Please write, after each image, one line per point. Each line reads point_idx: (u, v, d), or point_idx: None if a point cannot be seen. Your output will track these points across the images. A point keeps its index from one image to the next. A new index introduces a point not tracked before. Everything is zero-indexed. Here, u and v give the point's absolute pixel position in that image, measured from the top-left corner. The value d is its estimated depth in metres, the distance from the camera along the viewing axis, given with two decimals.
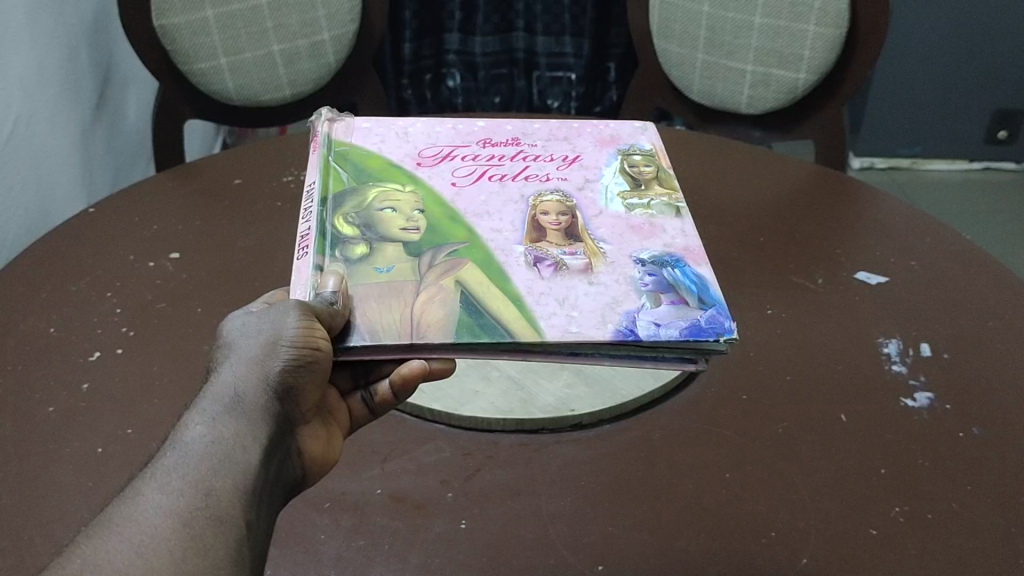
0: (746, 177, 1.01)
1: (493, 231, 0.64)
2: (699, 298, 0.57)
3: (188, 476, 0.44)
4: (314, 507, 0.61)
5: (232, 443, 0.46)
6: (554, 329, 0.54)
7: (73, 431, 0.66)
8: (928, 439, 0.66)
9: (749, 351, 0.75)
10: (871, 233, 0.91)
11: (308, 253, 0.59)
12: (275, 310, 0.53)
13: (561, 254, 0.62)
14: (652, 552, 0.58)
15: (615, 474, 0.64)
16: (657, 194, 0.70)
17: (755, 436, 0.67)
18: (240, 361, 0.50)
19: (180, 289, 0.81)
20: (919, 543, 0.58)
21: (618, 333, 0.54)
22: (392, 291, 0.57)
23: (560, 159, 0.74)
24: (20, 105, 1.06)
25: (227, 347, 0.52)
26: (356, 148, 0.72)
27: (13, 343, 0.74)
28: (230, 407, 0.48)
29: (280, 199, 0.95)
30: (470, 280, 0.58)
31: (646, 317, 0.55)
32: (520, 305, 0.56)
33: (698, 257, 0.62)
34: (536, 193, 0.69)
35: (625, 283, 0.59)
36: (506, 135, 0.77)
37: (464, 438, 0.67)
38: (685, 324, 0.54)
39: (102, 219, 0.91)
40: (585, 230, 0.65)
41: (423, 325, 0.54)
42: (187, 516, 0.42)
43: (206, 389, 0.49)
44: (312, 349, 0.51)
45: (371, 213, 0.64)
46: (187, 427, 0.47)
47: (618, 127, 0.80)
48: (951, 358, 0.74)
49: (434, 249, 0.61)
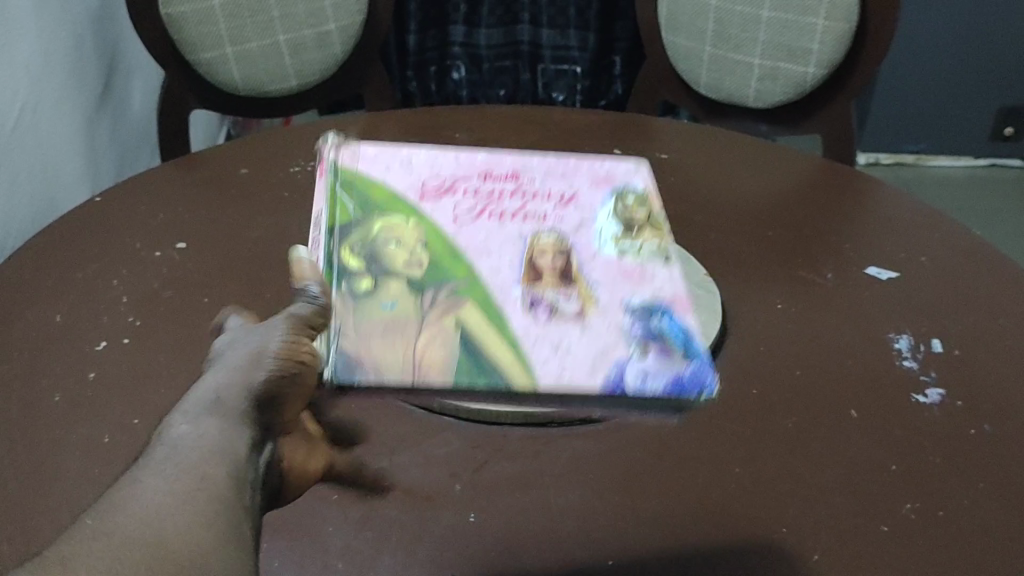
0: (756, 172, 1.01)
1: (492, 270, 0.67)
2: (683, 349, 0.62)
3: (180, 463, 0.44)
4: (319, 497, 0.60)
5: (223, 437, 0.46)
6: (548, 377, 0.60)
7: (79, 421, 0.66)
8: (939, 435, 0.66)
9: (759, 344, 0.74)
10: (882, 229, 0.90)
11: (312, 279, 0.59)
12: (264, 328, 0.53)
13: (556, 296, 0.66)
14: (662, 547, 0.57)
15: (624, 467, 0.63)
16: (649, 239, 0.73)
17: (764, 430, 0.66)
18: (230, 365, 0.50)
19: (186, 278, 0.81)
20: (929, 540, 0.58)
21: (607, 385, 0.59)
22: (396, 328, 0.62)
23: (558, 198, 0.74)
24: (26, 93, 1.05)
25: (217, 358, 0.52)
26: (358, 178, 0.73)
27: (19, 329, 0.74)
28: (220, 403, 0.48)
29: (286, 190, 0.94)
30: (468, 321, 0.63)
31: (634, 368, 0.60)
32: (516, 350, 0.62)
33: (684, 301, 0.67)
34: (534, 231, 0.71)
35: (617, 331, 0.63)
36: (506, 167, 0.77)
37: (472, 430, 0.66)
38: (669, 377, 0.60)
39: (108, 208, 0.90)
40: (580, 274, 0.68)
41: (426, 366, 0.61)
42: (182, 497, 0.42)
43: (194, 391, 0.49)
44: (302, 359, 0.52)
45: (377, 248, 0.67)
46: (176, 423, 0.46)
47: (614, 167, 0.79)
48: (961, 353, 0.73)
49: (435, 288, 0.66)
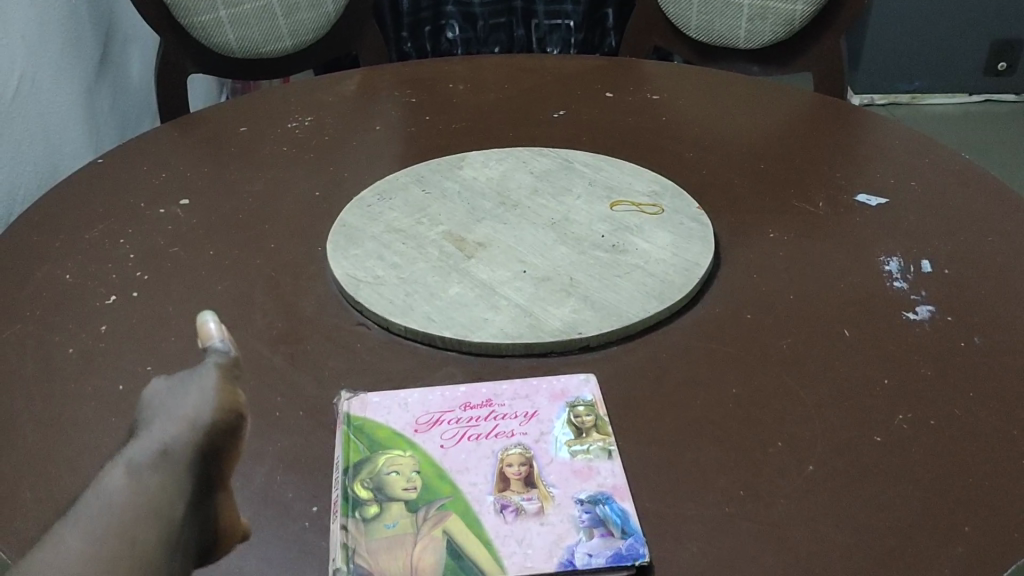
0: (749, 110, 1.02)
1: None
2: None
3: (103, 523, 0.44)
4: (329, 432, 0.62)
5: (155, 499, 0.46)
6: None
7: (94, 371, 0.68)
8: (930, 349, 0.67)
9: (752, 272, 0.76)
10: (873, 158, 0.91)
11: (220, 337, 0.54)
12: (201, 369, 0.52)
13: None
14: (663, 465, 0.59)
15: (623, 392, 0.65)
16: None
17: (759, 352, 0.68)
18: (169, 417, 0.49)
19: (190, 234, 0.82)
20: (922, 445, 0.60)
21: None
22: None
23: None
24: (24, 61, 1.06)
25: (152, 406, 0.51)
26: None
27: (30, 289, 0.76)
28: (157, 461, 0.48)
29: (285, 145, 0.96)
30: None
31: None
32: None
33: (626, 489, 0.57)
34: None
35: None
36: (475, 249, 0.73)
37: (476, 363, 0.68)
38: None
39: (111, 169, 0.92)
40: None
41: None
42: (108, 563, 0.43)
43: (133, 445, 0.49)
44: (235, 409, 0.51)
45: None
46: (109, 477, 0.47)
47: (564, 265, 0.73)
48: (951, 272, 0.75)
49: None
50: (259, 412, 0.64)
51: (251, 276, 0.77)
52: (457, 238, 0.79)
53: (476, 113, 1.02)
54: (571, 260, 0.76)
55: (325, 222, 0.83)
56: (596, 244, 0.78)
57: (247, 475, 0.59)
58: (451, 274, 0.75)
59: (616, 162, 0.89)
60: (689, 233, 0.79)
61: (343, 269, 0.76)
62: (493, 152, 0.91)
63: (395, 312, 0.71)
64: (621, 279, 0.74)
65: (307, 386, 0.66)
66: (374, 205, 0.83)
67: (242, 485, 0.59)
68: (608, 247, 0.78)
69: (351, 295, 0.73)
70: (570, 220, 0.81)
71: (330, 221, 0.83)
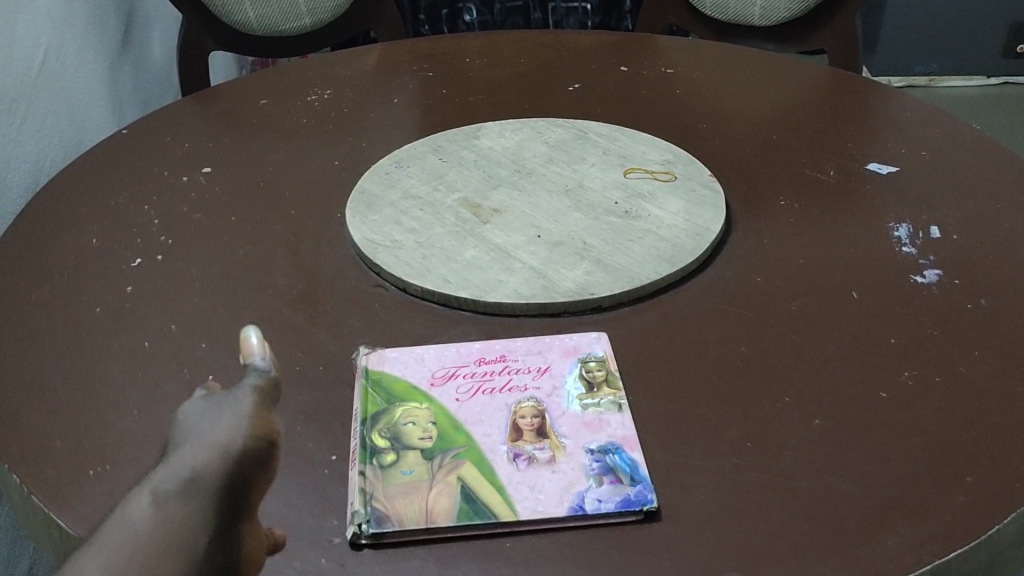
0: (762, 84, 1.03)
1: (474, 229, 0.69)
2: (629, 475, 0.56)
3: (122, 557, 0.35)
4: (347, 386, 0.64)
5: (177, 536, 0.37)
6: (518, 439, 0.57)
7: (121, 328, 0.70)
8: (937, 310, 0.69)
9: (763, 238, 0.77)
10: (885, 130, 0.92)
11: (261, 353, 0.45)
12: (236, 393, 0.42)
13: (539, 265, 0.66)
14: (671, 417, 0.61)
15: (634, 350, 0.67)
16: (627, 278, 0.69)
17: (769, 313, 0.69)
18: (192, 444, 0.40)
19: (213, 201, 0.84)
20: (927, 399, 0.61)
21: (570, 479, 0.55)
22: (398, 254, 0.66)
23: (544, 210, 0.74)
24: (49, 36, 1.09)
25: (184, 427, 0.41)
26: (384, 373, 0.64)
27: (59, 252, 0.78)
28: (182, 491, 0.38)
29: (305, 118, 0.98)
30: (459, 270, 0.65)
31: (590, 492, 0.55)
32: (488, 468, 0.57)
33: (636, 439, 0.59)
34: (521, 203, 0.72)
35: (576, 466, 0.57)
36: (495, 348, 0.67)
37: (490, 323, 0.70)
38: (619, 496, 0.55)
39: (135, 141, 0.94)
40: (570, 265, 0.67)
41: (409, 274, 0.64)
42: None
43: (157, 472, 0.39)
44: (268, 438, 0.41)
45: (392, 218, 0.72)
46: (130, 504, 0.37)
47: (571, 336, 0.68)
48: (959, 237, 0.76)
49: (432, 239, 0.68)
50: (279, 368, 0.66)
51: (272, 241, 0.79)
52: (473, 205, 0.81)
53: (491, 89, 1.04)
54: (584, 225, 0.78)
55: (344, 190, 0.85)
56: (609, 210, 0.80)
57: None
58: (467, 238, 0.77)
59: (631, 132, 0.91)
60: (701, 200, 0.80)
61: (362, 233, 0.78)
62: (509, 122, 0.93)
63: (412, 274, 0.73)
64: (633, 244, 0.76)
65: (326, 344, 0.68)
66: (392, 173, 0.85)
67: None
68: (620, 213, 0.79)
69: (369, 258, 0.75)
70: (584, 187, 0.83)
71: (349, 189, 0.85)
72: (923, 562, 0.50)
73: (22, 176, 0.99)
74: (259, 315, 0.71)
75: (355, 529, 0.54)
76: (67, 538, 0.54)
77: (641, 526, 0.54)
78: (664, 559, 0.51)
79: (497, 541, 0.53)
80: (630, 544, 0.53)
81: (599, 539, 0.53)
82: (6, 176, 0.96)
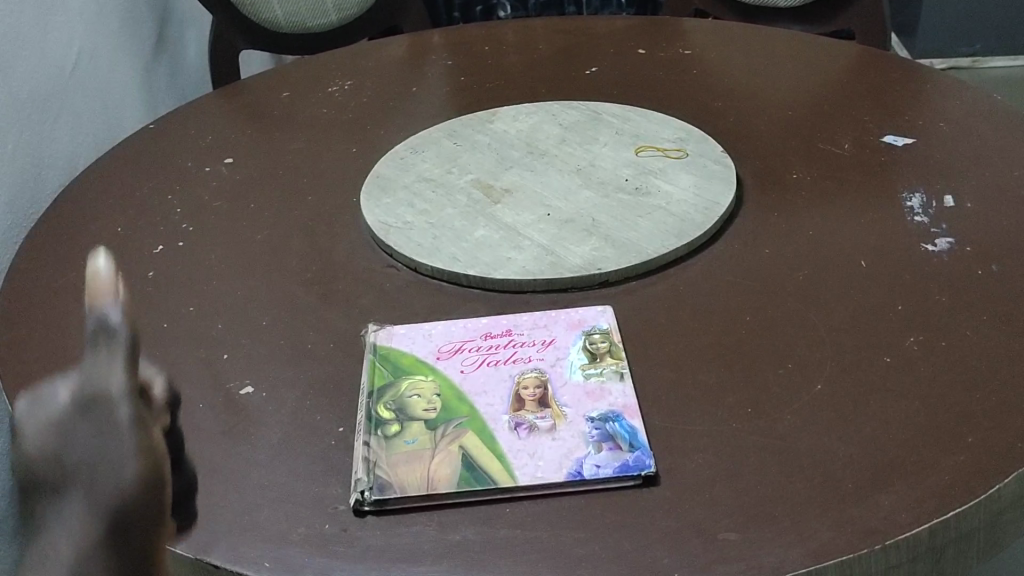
0: (781, 62, 1.03)
1: (464, 370, 0.63)
2: (629, 441, 0.57)
3: None
4: (356, 361, 0.66)
5: None
6: (525, 472, 0.55)
7: (142, 310, 0.72)
8: (946, 276, 0.68)
9: (774, 212, 0.77)
10: (904, 103, 0.92)
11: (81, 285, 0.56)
12: None
13: (537, 413, 0.59)
14: (674, 385, 0.61)
15: (639, 322, 0.67)
16: (607, 365, 0.63)
17: (775, 284, 0.69)
18: None
19: (234, 190, 0.87)
20: (930, 363, 0.61)
21: (569, 473, 0.54)
22: (426, 440, 0.58)
23: (537, 343, 0.65)
24: (82, 38, 1.12)
25: None
26: (392, 354, 0.65)
27: (86, 239, 0.81)
28: None
29: (326, 109, 1.01)
30: (471, 437, 0.58)
31: (589, 459, 0.55)
32: (492, 445, 0.57)
33: (635, 408, 0.59)
34: (529, 364, 0.64)
35: (577, 434, 0.57)
36: (502, 324, 0.68)
37: (498, 298, 0.71)
38: (617, 462, 0.55)
39: (163, 137, 0.97)
40: (555, 399, 0.61)
41: (443, 461, 0.56)
42: None
43: None
44: None
45: (412, 389, 0.62)
46: None
47: (578, 312, 0.68)
48: (973, 205, 0.75)
49: (444, 419, 0.60)
50: (292, 345, 0.68)
51: (290, 226, 0.81)
52: (485, 186, 0.83)
53: (510, 75, 1.06)
54: (594, 203, 0.79)
55: (362, 178, 0.88)
56: (620, 187, 0.81)
57: (280, 399, 0.63)
58: (478, 219, 0.79)
59: (646, 112, 0.93)
60: (712, 175, 0.82)
61: (375, 217, 0.80)
62: (524, 107, 0.97)
63: (423, 253, 0.75)
64: (642, 219, 0.77)
65: (337, 321, 0.70)
66: (407, 158, 0.88)
67: (275, 408, 0.62)
68: (631, 190, 0.81)
69: (381, 240, 0.77)
70: (596, 166, 0.85)
71: (365, 176, 0.88)
72: (919, 521, 0.50)
73: (57, 172, 1.02)
74: (274, 295, 0.73)
75: (359, 496, 0.54)
76: None
77: (638, 490, 0.54)
78: (659, 520, 0.51)
79: (496, 506, 0.54)
80: (627, 506, 0.53)
81: (597, 501, 0.53)
82: (41, 172, 0.99)
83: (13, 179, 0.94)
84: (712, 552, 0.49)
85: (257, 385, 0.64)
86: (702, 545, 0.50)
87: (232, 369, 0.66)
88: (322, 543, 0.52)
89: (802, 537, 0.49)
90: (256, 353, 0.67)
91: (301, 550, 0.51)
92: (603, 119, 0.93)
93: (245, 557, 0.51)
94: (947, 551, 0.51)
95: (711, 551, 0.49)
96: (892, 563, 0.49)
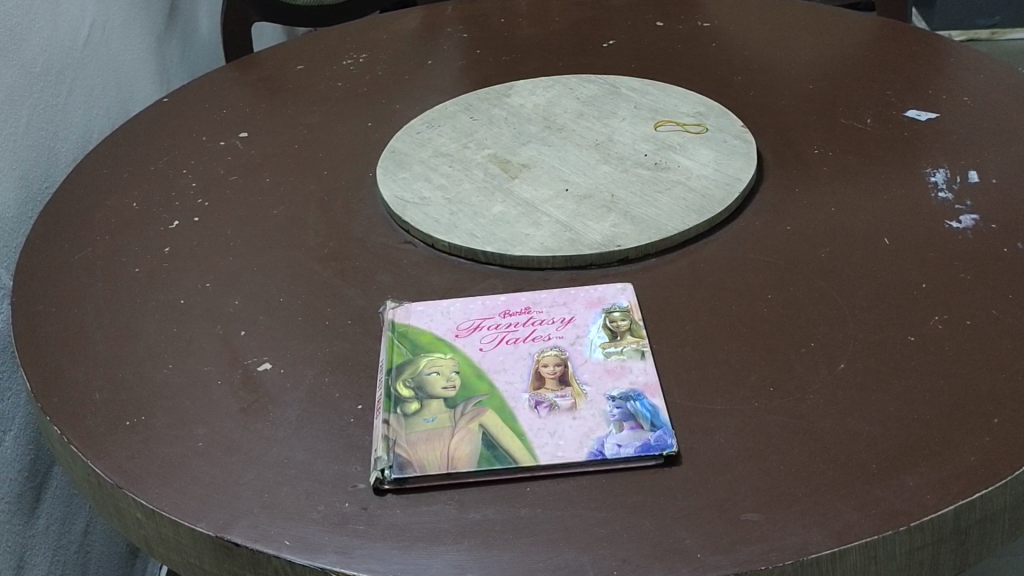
0: (802, 35, 1.01)
1: (483, 348, 0.63)
2: (649, 421, 0.56)
3: None
4: (373, 338, 0.65)
5: None
6: (546, 451, 0.54)
7: (159, 286, 0.72)
8: (971, 253, 0.67)
9: (795, 188, 0.77)
10: (926, 77, 0.90)
11: None
12: None
13: (557, 393, 0.59)
14: (694, 365, 0.60)
15: (660, 300, 0.66)
16: (627, 344, 0.62)
17: (796, 261, 0.69)
18: None
19: (249, 164, 0.87)
20: (956, 342, 0.60)
21: (589, 453, 0.54)
22: (446, 419, 0.57)
23: (556, 322, 0.65)
24: (94, 11, 1.11)
25: None
26: (409, 332, 0.65)
27: (100, 215, 0.80)
28: None
29: (341, 82, 1.01)
30: (492, 416, 0.57)
31: (610, 439, 0.55)
32: (512, 424, 0.56)
33: (656, 386, 0.59)
34: (548, 343, 0.63)
35: (597, 413, 0.57)
36: (521, 302, 0.67)
37: (517, 275, 0.70)
38: (638, 441, 0.54)
39: (176, 110, 0.96)
40: (575, 378, 0.60)
41: (464, 440, 0.56)
42: None
43: None
44: None
45: (429, 369, 0.61)
46: None
47: (597, 290, 0.68)
48: (998, 181, 0.74)
49: (463, 398, 0.59)
50: (309, 322, 0.67)
51: (305, 202, 0.81)
52: (502, 161, 0.82)
53: (526, 48, 1.04)
54: (613, 178, 0.79)
55: (378, 153, 0.87)
56: (639, 162, 0.80)
57: (299, 376, 0.62)
58: (495, 194, 0.78)
59: (664, 86, 0.92)
60: (732, 150, 0.81)
61: (392, 192, 0.79)
62: (540, 81, 0.96)
63: (440, 229, 0.74)
64: (661, 195, 0.76)
65: (355, 298, 0.69)
66: (423, 133, 0.88)
67: (294, 385, 0.62)
68: (650, 165, 0.80)
69: (397, 216, 0.77)
70: (613, 140, 0.84)
71: (381, 150, 0.87)
72: (944, 502, 0.49)
73: (70, 147, 1.02)
74: (290, 271, 0.73)
75: (378, 474, 0.54)
76: (102, 484, 0.56)
77: (660, 470, 0.53)
78: (681, 500, 0.51)
79: (517, 484, 0.53)
80: (649, 487, 0.52)
81: (618, 481, 0.53)
82: (54, 147, 0.98)
83: (28, 154, 0.93)
84: (734, 533, 0.49)
85: (275, 362, 0.64)
86: (723, 526, 0.49)
87: (249, 346, 0.65)
88: (341, 522, 0.51)
89: (824, 518, 0.49)
90: (274, 330, 0.67)
91: (319, 529, 0.51)
92: (622, 93, 0.92)
93: (264, 536, 0.51)
94: (972, 533, 0.51)
95: (735, 533, 0.49)
96: (916, 545, 0.49)
